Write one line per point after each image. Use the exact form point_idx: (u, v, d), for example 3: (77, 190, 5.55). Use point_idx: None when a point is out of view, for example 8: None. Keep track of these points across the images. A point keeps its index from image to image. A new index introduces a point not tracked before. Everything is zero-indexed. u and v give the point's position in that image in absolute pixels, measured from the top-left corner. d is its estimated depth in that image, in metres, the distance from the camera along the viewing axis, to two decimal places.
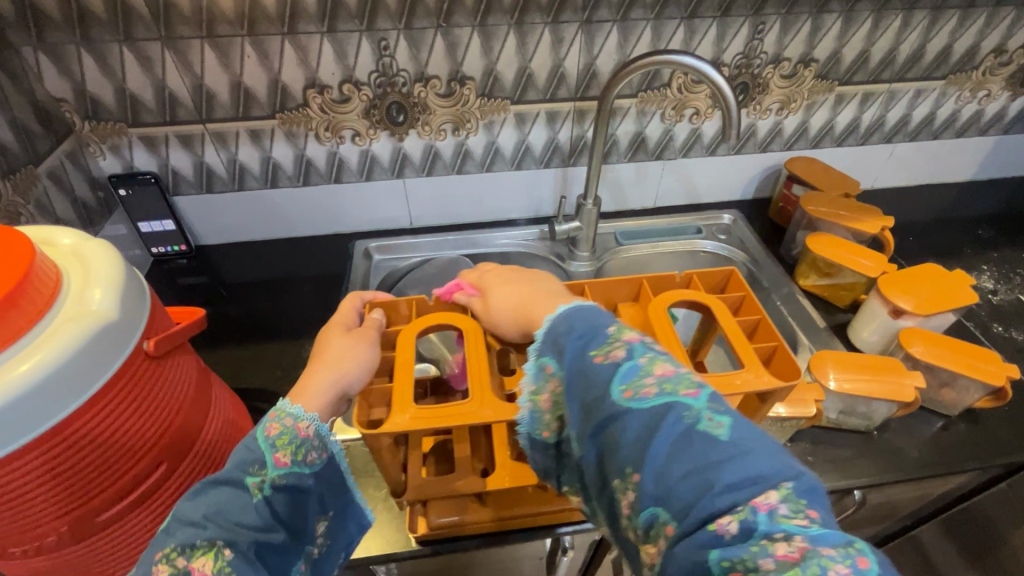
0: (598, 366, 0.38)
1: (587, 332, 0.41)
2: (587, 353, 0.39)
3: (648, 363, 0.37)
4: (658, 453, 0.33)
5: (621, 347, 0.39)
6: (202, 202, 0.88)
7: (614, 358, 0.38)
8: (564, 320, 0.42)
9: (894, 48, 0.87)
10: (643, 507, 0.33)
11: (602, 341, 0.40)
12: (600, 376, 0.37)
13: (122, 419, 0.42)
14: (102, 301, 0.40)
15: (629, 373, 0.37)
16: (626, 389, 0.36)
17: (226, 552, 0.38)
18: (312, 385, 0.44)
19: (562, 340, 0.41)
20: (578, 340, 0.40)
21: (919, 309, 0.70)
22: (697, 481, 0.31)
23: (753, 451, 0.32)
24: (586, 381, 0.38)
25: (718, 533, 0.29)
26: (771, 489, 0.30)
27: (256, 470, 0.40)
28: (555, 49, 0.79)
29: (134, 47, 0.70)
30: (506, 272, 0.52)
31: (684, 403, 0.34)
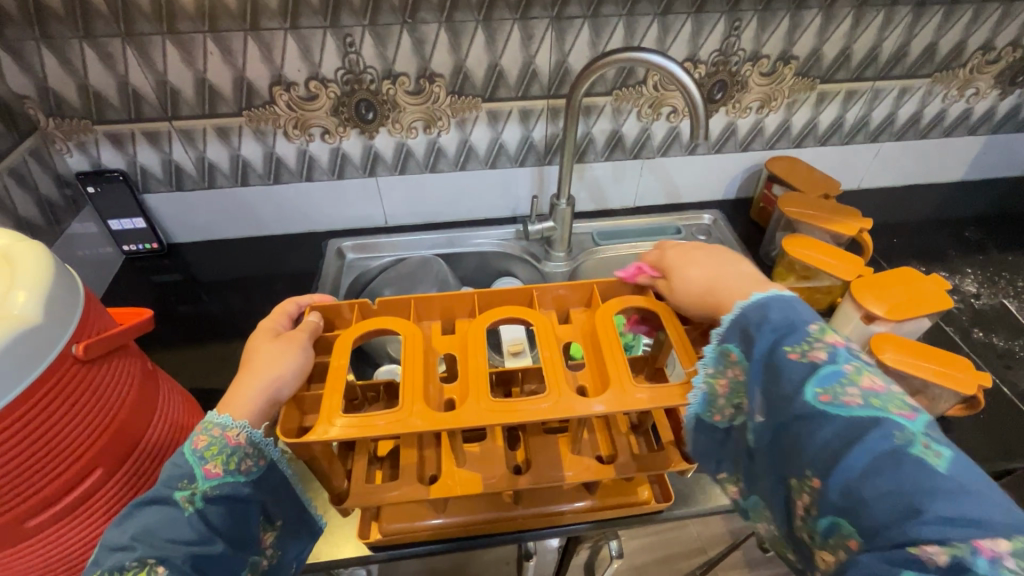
0: (793, 364, 0.38)
1: (778, 325, 0.41)
2: (780, 349, 0.39)
3: (854, 372, 0.37)
4: (854, 463, 0.34)
5: (822, 348, 0.38)
6: (172, 199, 0.87)
7: (813, 358, 0.38)
8: (751, 312, 0.42)
9: (877, 45, 0.85)
10: (822, 515, 0.35)
11: (800, 337, 0.40)
12: (795, 374, 0.38)
13: (48, 424, 0.41)
14: (28, 303, 0.40)
15: (830, 377, 0.37)
16: (824, 392, 0.36)
17: (158, 570, 0.36)
18: (239, 392, 0.43)
19: (752, 330, 0.41)
20: (772, 334, 0.40)
21: (892, 314, 0.68)
22: (898, 503, 0.31)
23: (971, 492, 0.31)
24: (777, 376, 0.39)
25: (921, 558, 0.30)
26: (998, 537, 0.29)
27: (185, 484, 0.39)
28: (525, 46, 0.77)
29: (95, 42, 0.70)
30: (694, 252, 0.52)
31: (896, 422, 0.34)
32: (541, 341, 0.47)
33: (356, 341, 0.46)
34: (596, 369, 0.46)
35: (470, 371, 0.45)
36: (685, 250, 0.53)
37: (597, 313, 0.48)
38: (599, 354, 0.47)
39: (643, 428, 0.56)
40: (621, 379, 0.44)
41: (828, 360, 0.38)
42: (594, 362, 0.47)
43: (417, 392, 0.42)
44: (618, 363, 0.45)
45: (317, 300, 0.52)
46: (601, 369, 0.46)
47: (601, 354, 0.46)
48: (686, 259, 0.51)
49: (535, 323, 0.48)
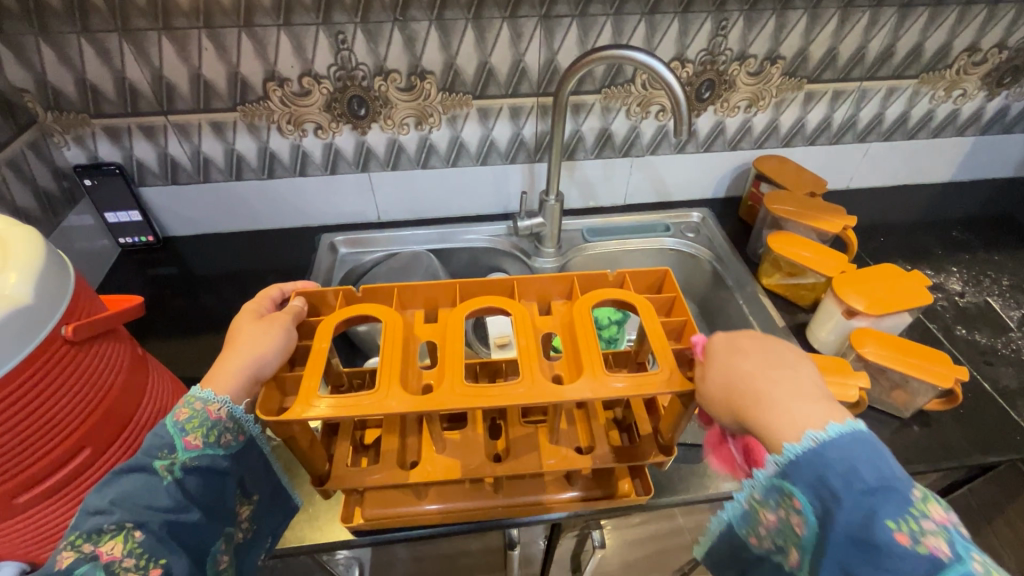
0: (904, 553, 0.34)
1: (868, 485, 0.36)
2: (881, 524, 0.34)
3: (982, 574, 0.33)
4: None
5: (936, 532, 0.34)
6: (168, 193, 0.89)
7: (930, 549, 0.33)
8: (827, 461, 0.37)
9: (863, 45, 0.86)
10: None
11: (902, 511, 0.35)
12: (909, 566, 0.33)
13: (36, 403, 0.43)
14: (18, 284, 0.41)
15: None
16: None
17: (136, 534, 0.38)
18: (217, 376, 0.44)
19: (834, 487, 0.36)
20: (866, 501, 0.35)
21: (871, 310, 0.69)
22: None
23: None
24: (880, 561, 0.34)
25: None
26: None
27: (165, 454, 0.41)
28: (514, 44, 0.79)
29: (92, 38, 0.71)
30: (744, 338, 0.45)
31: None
32: (518, 330, 0.47)
33: (339, 327, 0.47)
34: (569, 359, 0.47)
35: (447, 357, 0.46)
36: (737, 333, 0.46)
37: (575, 307, 0.48)
38: (574, 345, 0.47)
39: (626, 424, 0.57)
40: (593, 369, 0.44)
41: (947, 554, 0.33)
42: (570, 352, 0.47)
43: (394, 374, 0.44)
44: (591, 354, 0.45)
45: (300, 286, 0.53)
46: (574, 359, 0.46)
47: (576, 345, 0.46)
48: (738, 349, 0.44)
49: (511, 311, 0.48)
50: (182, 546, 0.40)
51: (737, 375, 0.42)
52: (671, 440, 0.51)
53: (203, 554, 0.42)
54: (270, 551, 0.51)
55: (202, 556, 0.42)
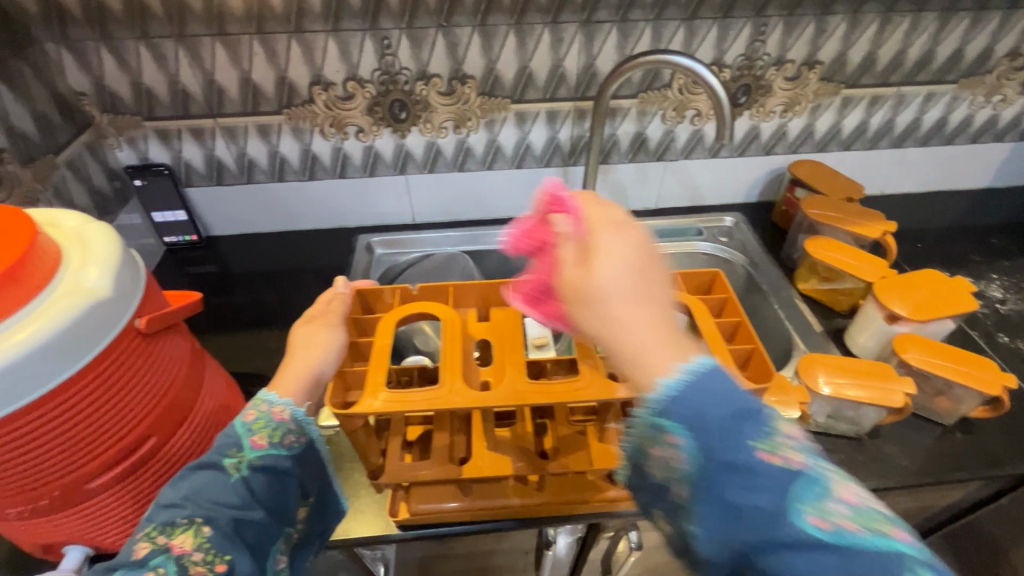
0: (772, 473, 0.32)
1: (738, 408, 0.34)
2: (750, 447, 0.33)
3: (830, 482, 0.33)
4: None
5: (793, 448, 0.33)
6: (212, 193, 0.91)
7: (791, 465, 0.33)
8: (698, 387, 0.34)
9: (903, 50, 0.86)
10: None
11: (762, 430, 0.33)
12: (776, 484, 0.32)
13: (110, 394, 0.44)
14: (96, 280, 0.43)
15: (811, 492, 0.32)
16: (819, 515, 0.31)
17: (205, 529, 0.39)
18: (287, 372, 0.46)
19: (707, 417, 0.33)
20: (735, 425, 0.33)
21: (914, 315, 0.69)
22: None
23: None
24: (748, 482, 0.32)
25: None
26: None
27: (233, 452, 0.42)
28: (554, 49, 0.80)
29: (149, 43, 0.74)
30: (630, 233, 0.37)
31: (896, 548, 0.31)
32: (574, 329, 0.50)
33: (398, 323, 0.49)
34: None
35: (506, 355, 0.47)
36: (625, 223, 0.38)
37: None
38: None
39: None
40: None
41: (803, 467, 0.33)
42: None
43: (455, 368, 0.45)
44: None
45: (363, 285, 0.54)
46: None
47: None
48: (625, 247, 0.36)
49: None
50: (245, 543, 0.41)
51: (617, 280, 0.35)
52: None
53: (263, 555, 0.43)
54: (319, 550, 0.52)
55: (263, 555, 0.43)
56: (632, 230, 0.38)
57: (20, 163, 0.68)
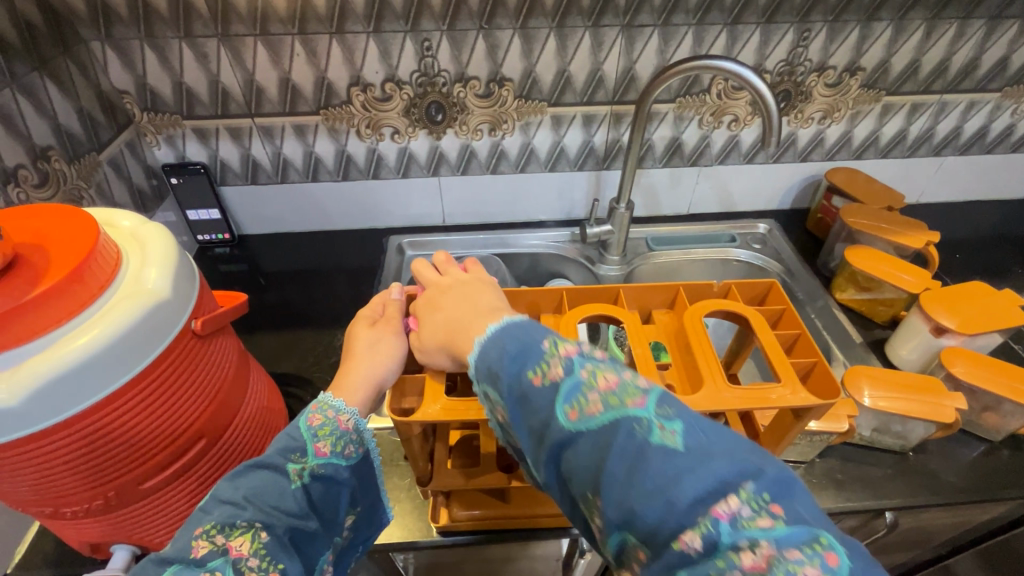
0: (537, 390, 0.36)
1: (516, 347, 0.39)
2: (522, 375, 0.37)
3: (588, 376, 0.35)
4: (615, 476, 0.31)
5: (557, 363, 0.37)
6: (246, 192, 0.92)
7: (552, 378, 0.36)
8: (488, 345, 0.40)
9: (947, 58, 0.84)
10: (611, 534, 0.31)
11: (535, 359, 0.37)
12: (542, 400, 0.35)
13: (166, 397, 0.44)
14: (156, 281, 0.43)
15: (571, 392, 0.35)
16: (570, 409, 0.34)
17: (262, 535, 0.39)
18: (352, 378, 0.48)
19: (495, 367, 0.39)
20: (511, 363, 0.38)
21: (964, 329, 0.68)
22: (657, 501, 0.29)
23: (709, 458, 0.29)
24: (529, 406, 0.36)
25: (685, 552, 0.28)
26: (730, 495, 0.28)
27: (297, 457, 0.43)
28: (594, 52, 0.79)
29: (193, 43, 0.74)
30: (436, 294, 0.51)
31: (633, 416, 0.32)
32: (632, 338, 0.50)
33: None
34: (686, 367, 0.50)
35: None
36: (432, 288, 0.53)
37: (685, 314, 0.52)
38: (689, 356, 0.50)
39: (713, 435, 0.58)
40: (713, 379, 0.47)
41: (564, 374, 0.36)
42: (682, 361, 0.50)
43: None
44: (708, 363, 0.48)
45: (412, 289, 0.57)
46: (692, 368, 0.49)
47: (691, 353, 0.49)
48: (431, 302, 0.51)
49: (627, 321, 0.52)
50: (298, 554, 0.42)
51: (433, 322, 0.48)
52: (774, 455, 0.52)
53: (313, 565, 0.43)
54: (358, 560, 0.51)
55: (312, 566, 0.43)
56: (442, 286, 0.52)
57: (66, 161, 0.68)
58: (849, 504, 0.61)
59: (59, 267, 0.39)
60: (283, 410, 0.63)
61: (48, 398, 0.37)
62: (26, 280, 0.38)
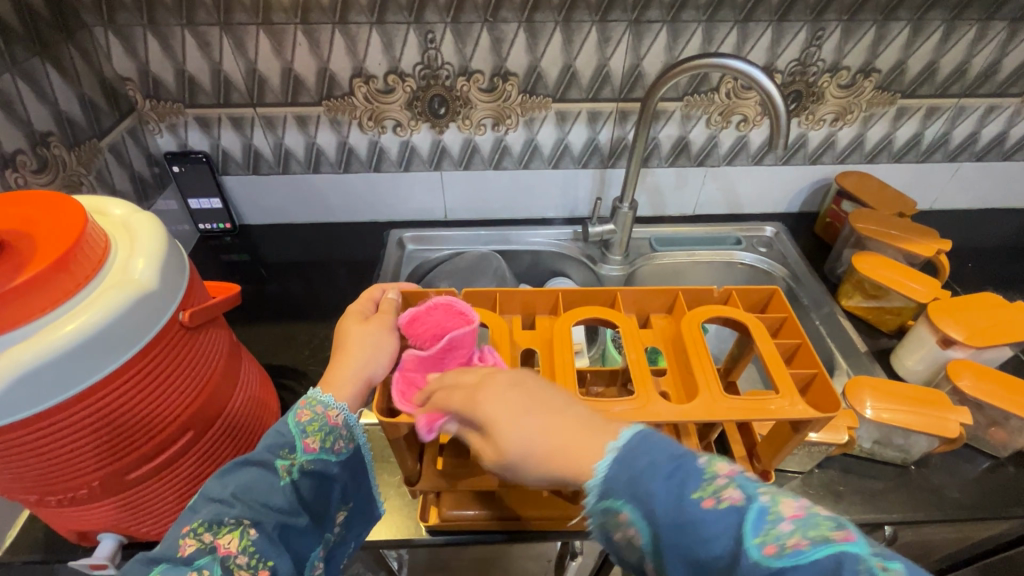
0: (710, 518, 0.31)
1: (670, 463, 0.34)
2: (688, 498, 0.32)
3: (772, 502, 0.31)
4: None
5: (726, 486, 0.32)
6: (248, 182, 0.91)
7: (730, 502, 0.31)
8: (633, 457, 0.35)
9: (966, 60, 0.82)
10: None
11: (698, 479, 0.33)
12: (717, 528, 0.31)
13: (152, 390, 0.44)
14: (144, 272, 0.43)
15: (756, 523, 0.30)
16: (765, 542, 0.29)
17: (251, 532, 0.40)
18: (340, 374, 0.47)
19: (644, 483, 0.33)
20: (668, 483, 0.33)
21: (971, 341, 0.66)
22: None
23: None
24: (699, 535, 0.31)
25: None
26: None
27: (286, 453, 0.42)
28: (601, 48, 0.78)
29: (195, 31, 0.74)
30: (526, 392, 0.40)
31: (851, 555, 0.28)
32: (627, 344, 0.50)
33: None
34: (682, 376, 0.49)
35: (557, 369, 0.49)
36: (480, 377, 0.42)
37: (684, 320, 0.51)
38: (686, 363, 0.49)
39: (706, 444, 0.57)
40: (709, 389, 0.46)
41: (743, 498, 0.32)
42: (679, 368, 0.49)
43: None
44: (705, 373, 0.47)
45: (409, 288, 0.57)
46: (688, 377, 0.48)
47: (688, 361, 0.48)
48: (497, 396, 0.40)
49: (624, 327, 0.51)
50: (288, 550, 0.42)
51: (528, 436, 0.38)
52: (770, 467, 0.51)
53: (304, 562, 0.43)
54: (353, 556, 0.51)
55: (303, 562, 0.43)
56: (501, 371, 0.42)
57: (65, 148, 0.68)
58: (847, 517, 0.60)
59: (43, 255, 0.39)
60: (275, 404, 0.63)
61: (29, 388, 0.37)
62: (9, 268, 0.37)
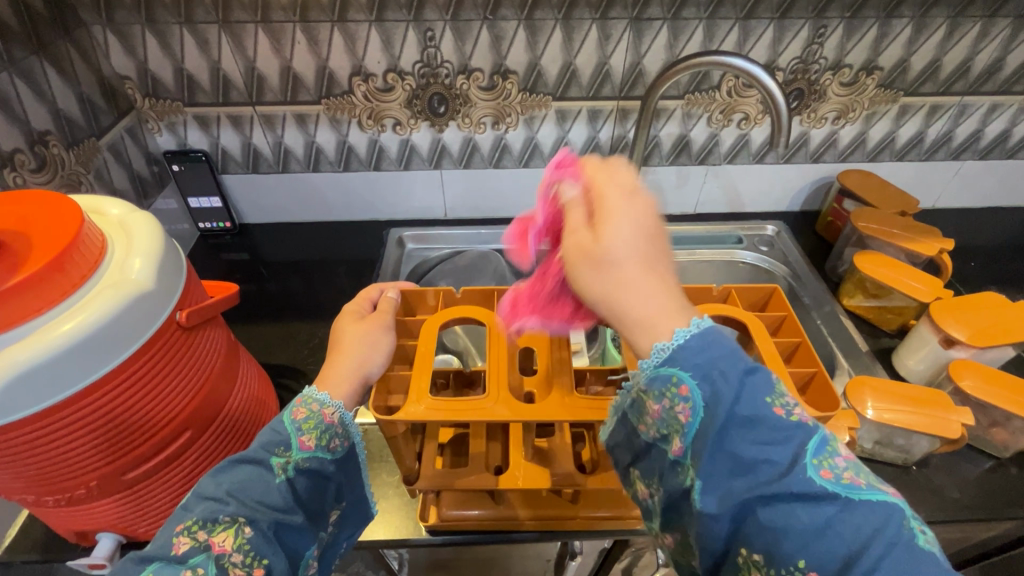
0: (778, 423, 0.33)
1: (748, 365, 0.35)
2: (761, 400, 0.34)
3: (832, 438, 0.34)
4: (876, 557, 0.29)
5: (797, 407, 0.34)
6: (247, 180, 0.91)
7: (800, 419, 0.34)
8: (714, 343, 0.35)
9: (970, 58, 0.81)
10: None
11: (771, 388, 0.35)
12: (779, 437, 0.33)
13: (151, 389, 0.44)
14: (140, 272, 0.43)
15: (818, 447, 0.33)
16: (824, 466, 0.32)
17: (246, 530, 0.39)
18: (336, 373, 0.47)
19: (720, 371, 0.34)
20: (744, 382, 0.34)
21: (973, 341, 0.65)
22: None
23: None
24: (759, 435, 0.33)
25: None
26: None
27: (281, 451, 0.42)
28: (601, 46, 0.77)
29: (194, 29, 0.73)
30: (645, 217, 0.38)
31: (896, 507, 0.31)
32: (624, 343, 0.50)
33: (440, 327, 0.51)
34: None
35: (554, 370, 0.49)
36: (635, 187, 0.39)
37: None
38: None
39: None
40: None
41: (809, 422, 0.34)
42: None
43: (502, 383, 0.48)
44: None
45: (408, 287, 0.57)
46: None
47: None
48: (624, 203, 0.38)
49: None
50: (283, 548, 0.41)
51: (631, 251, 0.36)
52: None
53: (298, 561, 0.43)
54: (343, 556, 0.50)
55: (297, 560, 0.42)
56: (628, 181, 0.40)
57: (64, 146, 0.68)
58: None
59: (39, 254, 0.38)
60: (274, 402, 0.62)
61: (28, 386, 0.37)
62: (4, 268, 0.37)
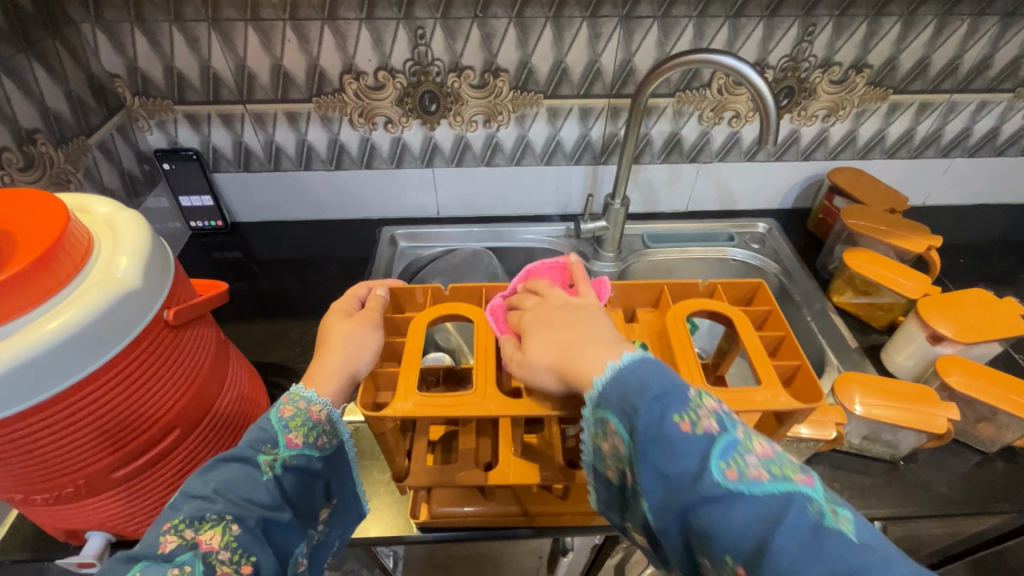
0: (687, 439, 0.35)
1: (663, 388, 0.38)
2: (668, 419, 0.36)
3: (745, 438, 0.35)
4: (783, 545, 0.30)
5: (708, 416, 0.36)
6: (238, 178, 0.91)
7: (706, 430, 0.36)
8: (626, 381, 0.39)
9: (958, 56, 0.82)
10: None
11: (682, 405, 0.37)
12: (691, 448, 0.35)
13: (139, 386, 0.44)
14: (126, 270, 0.43)
15: (726, 450, 0.34)
16: (730, 467, 0.34)
17: (233, 527, 0.39)
18: (324, 369, 0.47)
19: (634, 401, 0.38)
20: (654, 405, 0.37)
21: (960, 337, 0.66)
22: None
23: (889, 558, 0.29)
24: (672, 450, 0.35)
25: None
26: None
27: (268, 449, 0.43)
28: (592, 44, 0.77)
29: (183, 27, 0.73)
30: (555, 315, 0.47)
31: (804, 494, 0.32)
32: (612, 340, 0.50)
33: (428, 324, 0.51)
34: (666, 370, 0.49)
35: None
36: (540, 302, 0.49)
37: (668, 314, 0.51)
38: (670, 357, 0.49)
39: None
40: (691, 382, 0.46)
41: (718, 430, 0.36)
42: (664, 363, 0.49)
43: (489, 378, 0.48)
44: (688, 365, 0.47)
45: (397, 284, 0.57)
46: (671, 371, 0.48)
47: (671, 354, 0.48)
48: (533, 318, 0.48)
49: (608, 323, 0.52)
50: (270, 545, 0.42)
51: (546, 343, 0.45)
52: None
53: (287, 559, 0.43)
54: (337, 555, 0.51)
55: (286, 557, 0.43)
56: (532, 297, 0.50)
57: (53, 145, 0.68)
58: None
59: (23, 252, 0.38)
60: (264, 399, 0.62)
61: (14, 386, 0.37)
62: None
